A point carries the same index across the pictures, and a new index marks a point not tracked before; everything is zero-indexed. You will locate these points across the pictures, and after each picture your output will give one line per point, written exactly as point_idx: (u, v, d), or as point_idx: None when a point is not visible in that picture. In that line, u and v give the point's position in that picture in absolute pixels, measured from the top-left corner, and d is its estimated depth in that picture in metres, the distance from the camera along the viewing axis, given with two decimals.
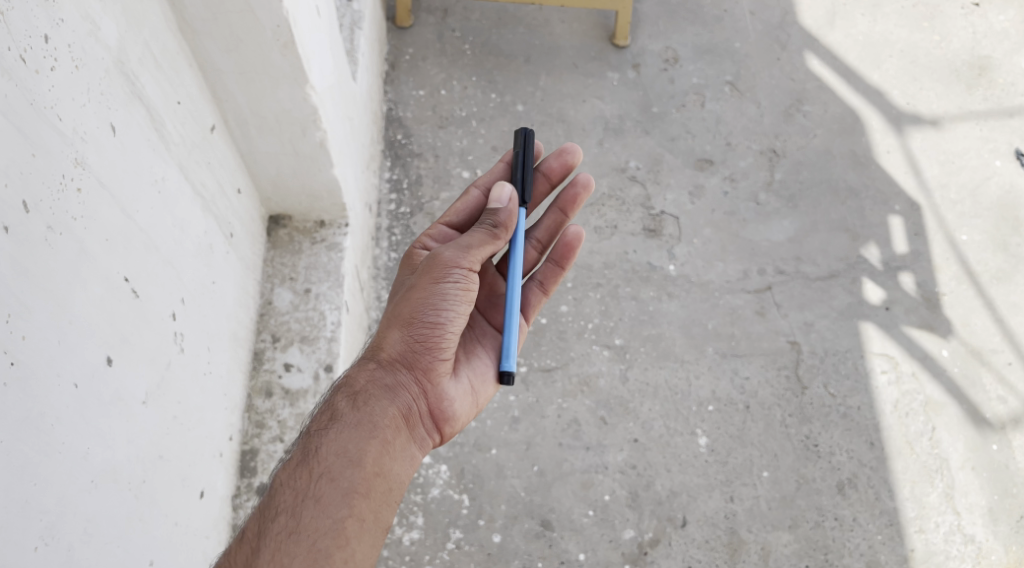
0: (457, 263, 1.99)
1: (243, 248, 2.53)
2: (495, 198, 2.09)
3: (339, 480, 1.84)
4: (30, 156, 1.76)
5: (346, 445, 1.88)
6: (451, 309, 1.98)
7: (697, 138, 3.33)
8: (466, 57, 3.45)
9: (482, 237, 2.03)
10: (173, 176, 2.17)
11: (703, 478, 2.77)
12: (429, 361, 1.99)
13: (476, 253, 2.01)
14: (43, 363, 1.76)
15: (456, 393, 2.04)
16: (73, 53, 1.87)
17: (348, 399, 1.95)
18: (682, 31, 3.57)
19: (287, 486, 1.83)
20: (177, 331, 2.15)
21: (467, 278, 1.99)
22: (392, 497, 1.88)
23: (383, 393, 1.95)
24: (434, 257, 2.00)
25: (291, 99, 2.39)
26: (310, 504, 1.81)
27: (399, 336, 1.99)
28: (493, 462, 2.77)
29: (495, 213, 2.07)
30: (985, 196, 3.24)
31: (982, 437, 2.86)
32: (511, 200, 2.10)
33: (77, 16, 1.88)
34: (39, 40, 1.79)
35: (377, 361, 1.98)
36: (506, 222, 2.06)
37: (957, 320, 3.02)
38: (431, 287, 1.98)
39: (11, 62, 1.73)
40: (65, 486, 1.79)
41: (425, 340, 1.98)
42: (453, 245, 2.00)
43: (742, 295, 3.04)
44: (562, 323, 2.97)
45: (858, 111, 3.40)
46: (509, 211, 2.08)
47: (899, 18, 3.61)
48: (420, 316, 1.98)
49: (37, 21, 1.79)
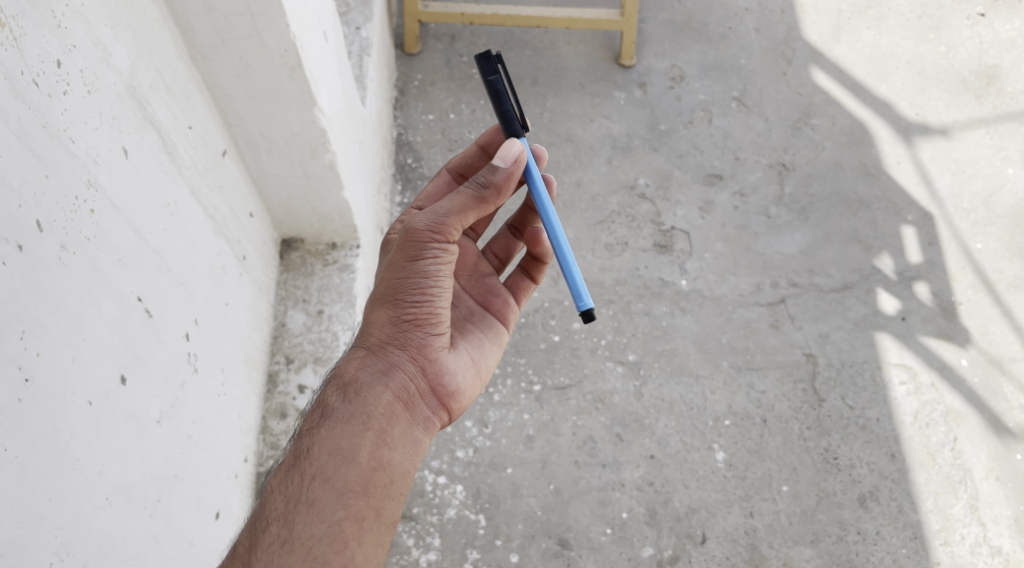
0: (435, 234, 1.84)
1: (256, 271, 2.51)
2: (500, 157, 1.88)
3: (333, 480, 1.73)
4: (43, 177, 1.75)
5: (337, 441, 1.76)
6: (436, 283, 1.86)
7: (705, 153, 3.32)
8: (475, 81, 3.45)
9: (464, 199, 1.85)
10: (186, 199, 2.16)
11: (722, 494, 2.74)
12: (422, 338, 1.89)
13: (456, 218, 1.84)
14: (57, 381, 1.74)
15: (455, 365, 1.93)
16: (86, 78, 1.86)
17: (339, 392, 1.83)
18: (688, 49, 3.57)
19: (277, 493, 1.72)
20: (191, 352, 2.13)
21: (448, 250, 1.86)
22: (397, 489, 1.77)
23: (375, 379, 1.84)
24: (409, 230, 1.85)
25: (300, 122, 2.37)
26: (304, 510, 1.70)
27: (386, 318, 1.88)
28: (508, 480, 2.74)
29: (490, 170, 1.86)
30: (998, 204, 3.22)
31: (1006, 447, 2.82)
32: (520, 158, 1.88)
33: (89, 42, 1.87)
34: (51, 65, 1.79)
35: (366, 348, 1.88)
36: (501, 182, 1.86)
37: (975, 329, 2.99)
38: (409, 264, 1.85)
39: (24, 85, 1.73)
40: (79, 503, 1.76)
41: (415, 318, 1.87)
42: (429, 214, 1.85)
43: (755, 308, 3.02)
44: (575, 340, 2.95)
45: (866, 122, 3.40)
46: (509, 171, 1.87)
47: (905, 30, 3.61)
48: (405, 294, 1.86)
49: (49, 47, 1.78)
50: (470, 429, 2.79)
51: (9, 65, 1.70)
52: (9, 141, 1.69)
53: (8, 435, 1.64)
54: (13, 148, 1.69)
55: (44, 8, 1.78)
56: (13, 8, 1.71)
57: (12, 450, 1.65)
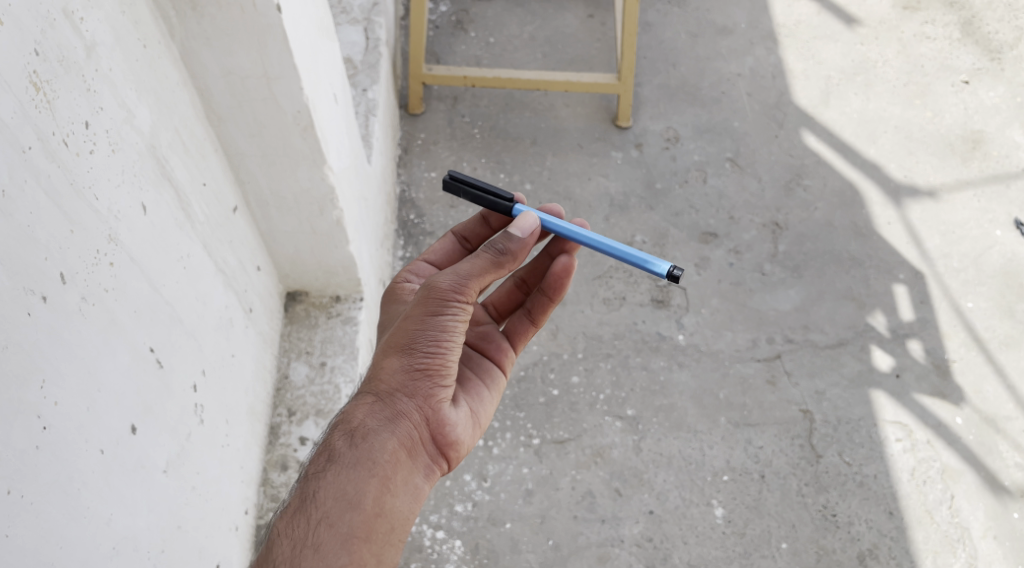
0: (457, 293, 1.85)
1: (262, 323, 2.53)
2: (518, 227, 1.92)
3: (337, 526, 1.74)
4: (68, 232, 1.77)
5: (344, 487, 1.77)
6: (450, 338, 1.85)
7: (701, 212, 3.37)
8: (476, 141, 3.50)
9: (485, 263, 1.87)
10: (198, 253, 2.18)
11: (721, 550, 2.74)
12: (430, 387, 1.86)
13: (476, 281, 1.85)
14: (73, 430, 1.75)
15: (460, 417, 1.92)
16: (111, 137, 1.89)
17: (346, 438, 1.82)
18: (683, 112, 3.64)
19: (284, 536, 1.73)
20: (198, 403, 2.14)
21: (466, 309, 1.85)
22: (397, 536, 1.78)
23: (382, 426, 1.82)
24: (431, 287, 1.85)
25: (310, 179, 2.40)
26: (309, 554, 1.71)
27: (398, 365, 1.85)
28: (507, 536, 2.73)
29: (507, 237, 1.89)
30: (987, 264, 3.27)
31: (1003, 505, 2.83)
32: (535, 230, 1.93)
33: (115, 104, 1.91)
34: (80, 126, 1.82)
35: (375, 393, 1.85)
36: (517, 251, 1.88)
37: (969, 387, 3.02)
38: (429, 319, 1.84)
39: (54, 144, 1.76)
40: (88, 551, 1.76)
41: (425, 367, 1.85)
42: (451, 274, 1.85)
43: (752, 363, 3.04)
44: (574, 394, 2.97)
45: (856, 184, 3.46)
46: (524, 242, 1.90)
47: (892, 96, 3.70)
48: (418, 345, 1.84)
49: (79, 109, 1.81)
50: (469, 483, 2.79)
51: (41, 125, 1.73)
52: (38, 198, 1.71)
53: (25, 481, 1.64)
54: (41, 204, 1.72)
55: (76, 71, 1.81)
56: (48, 72, 1.75)
57: (28, 497, 1.65)
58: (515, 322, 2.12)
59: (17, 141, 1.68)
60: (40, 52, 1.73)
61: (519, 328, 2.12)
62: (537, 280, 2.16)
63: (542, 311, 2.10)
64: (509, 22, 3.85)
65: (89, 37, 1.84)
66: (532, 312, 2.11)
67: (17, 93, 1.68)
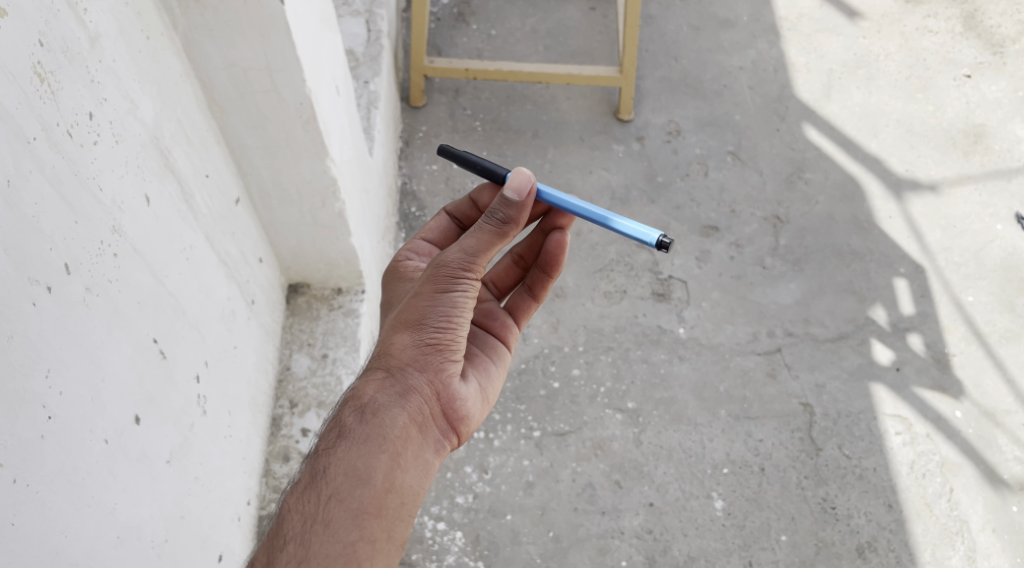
0: (465, 268, 1.86)
1: (264, 314, 2.54)
2: (513, 185, 1.86)
3: (348, 501, 1.73)
4: (73, 223, 1.78)
5: (354, 462, 1.76)
6: (458, 314, 1.86)
7: (702, 205, 3.38)
8: (477, 133, 3.51)
9: (489, 235, 1.87)
10: (200, 245, 2.18)
11: (721, 543, 2.76)
12: (439, 362, 1.87)
13: (484, 256, 1.87)
14: (77, 420, 1.76)
15: (468, 393, 1.93)
16: (115, 129, 1.90)
17: (356, 413, 1.82)
18: (685, 105, 3.64)
19: (294, 512, 1.73)
20: (200, 394, 2.15)
21: (475, 285, 1.87)
22: (407, 511, 1.77)
23: (393, 401, 1.83)
24: (440, 263, 1.87)
25: (311, 171, 2.41)
26: (320, 530, 1.71)
27: (408, 341, 1.86)
28: (508, 527, 2.74)
29: (506, 204, 1.87)
30: (988, 258, 3.28)
31: (1002, 499, 2.84)
32: (531, 185, 1.87)
33: (118, 96, 1.91)
34: (84, 117, 1.83)
35: (386, 369, 1.85)
36: (518, 217, 1.87)
37: (969, 381, 3.03)
38: (439, 295, 1.86)
39: (59, 135, 1.76)
40: (92, 541, 1.77)
41: (435, 342, 1.87)
42: (458, 249, 1.86)
43: (752, 357, 3.05)
44: (574, 386, 2.98)
45: (857, 178, 3.47)
46: (523, 204, 1.87)
47: (894, 90, 3.70)
48: (428, 321, 1.86)
49: (82, 100, 1.82)
50: (470, 475, 2.80)
51: (45, 116, 1.74)
52: (42, 188, 1.72)
53: (31, 471, 1.66)
54: (46, 195, 1.73)
55: (80, 63, 1.82)
56: (52, 63, 1.76)
57: (33, 486, 1.66)
58: (517, 299, 2.14)
59: (21, 132, 1.69)
60: (44, 43, 1.74)
61: (521, 305, 2.13)
62: (535, 256, 2.18)
63: (543, 286, 2.12)
64: (511, 15, 3.85)
65: (93, 29, 1.85)
66: (532, 288, 2.13)
67: (22, 85, 1.69)
